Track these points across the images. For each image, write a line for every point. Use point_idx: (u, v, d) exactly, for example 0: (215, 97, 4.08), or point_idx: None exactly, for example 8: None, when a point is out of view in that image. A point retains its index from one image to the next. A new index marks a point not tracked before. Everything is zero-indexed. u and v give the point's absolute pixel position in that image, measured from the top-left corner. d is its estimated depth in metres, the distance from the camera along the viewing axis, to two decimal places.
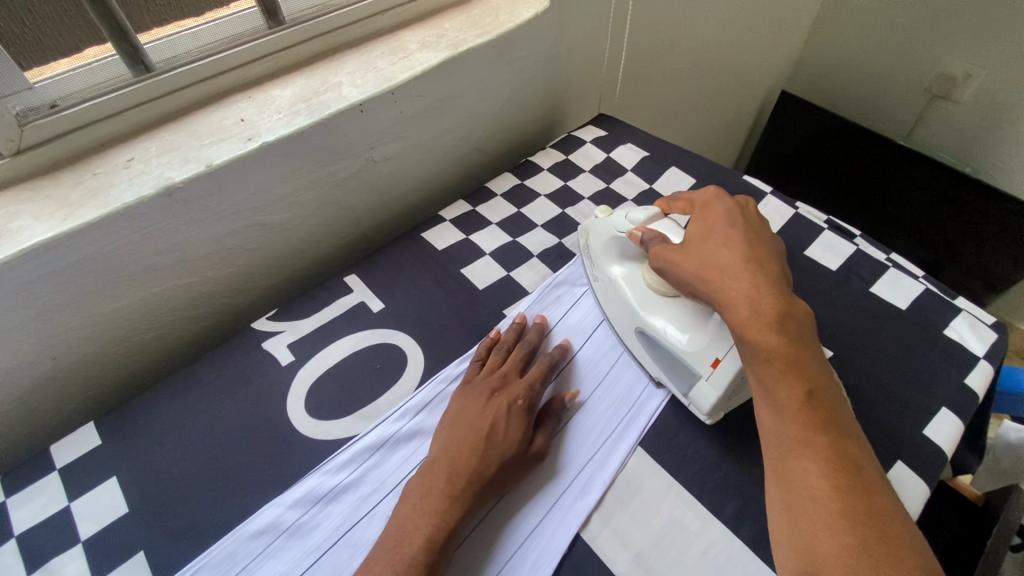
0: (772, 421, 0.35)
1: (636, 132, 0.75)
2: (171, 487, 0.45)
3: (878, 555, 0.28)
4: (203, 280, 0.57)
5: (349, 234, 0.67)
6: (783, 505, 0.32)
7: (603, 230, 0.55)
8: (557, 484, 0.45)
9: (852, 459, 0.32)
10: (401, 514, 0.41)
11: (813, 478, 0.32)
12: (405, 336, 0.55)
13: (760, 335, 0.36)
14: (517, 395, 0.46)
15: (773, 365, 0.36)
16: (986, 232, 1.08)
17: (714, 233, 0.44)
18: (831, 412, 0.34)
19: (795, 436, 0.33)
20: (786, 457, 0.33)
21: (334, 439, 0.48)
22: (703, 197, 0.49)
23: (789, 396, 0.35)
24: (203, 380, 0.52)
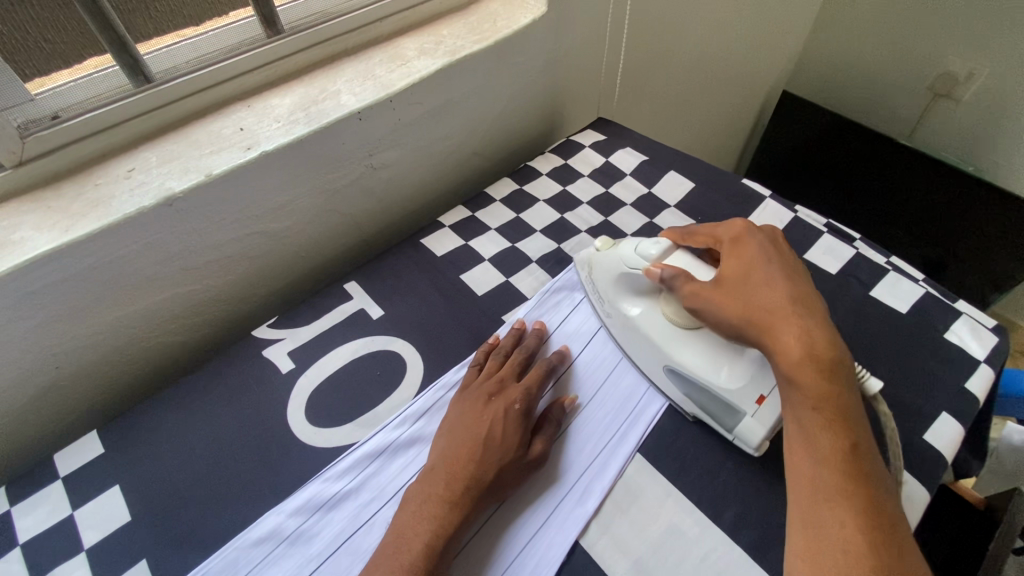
0: (811, 466, 0.35)
1: (635, 136, 0.75)
2: (173, 495, 0.45)
3: None
4: (204, 288, 0.57)
5: (349, 240, 0.68)
6: (809, 552, 0.32)
7: (609, 266, 0.52)
8: (556, 489, 0.46)
9: (885, 516, 0.33)
10: (401, 520, 0.41)
11: (847, 530, 0.32)
12: (404, 343, 0.55)
13: (811, 380, 0.36)
14: (515, 399, 0.46)
15: (820, 412, 0.36)
16: (988, 232, 1.08)
17: (756, 269, 0.43)
18: (868, 464, 0.35)
19: (832, 485, 0.34)
20: (821, 501, 0.33)
21: (334, 447, 0.48)
22: (734, 229, 0.48)
23: (830, 444, 0.35)
24: (204, 388, 0.52)
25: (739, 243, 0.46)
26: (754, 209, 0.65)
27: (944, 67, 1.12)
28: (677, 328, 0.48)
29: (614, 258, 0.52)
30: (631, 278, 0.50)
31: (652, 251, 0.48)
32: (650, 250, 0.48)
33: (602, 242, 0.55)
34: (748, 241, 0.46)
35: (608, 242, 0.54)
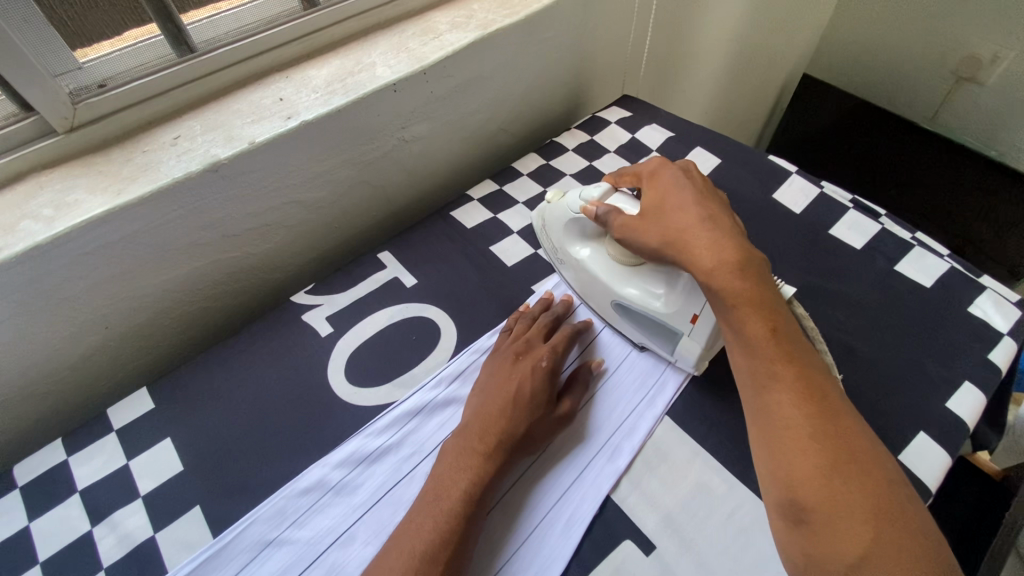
0: (747, 358, 0.38)
1: (661, 113, 0.76)
2: (222, 447, 0.48)
3: (844, 475, 0.32)
4: (244, 255, 0.59)
5: (380, 213, 0.69)
6: (764, 441, 0.36)
7: (553, 212, 0.55)
8: (586, 449, 0.47)
9: (816, 385, 0.36)
10: (439, 472, 0.43)
11: (786, 408, 0.35)
12: (437, 310, 0.57)
13: (727, 281, 0.39)
14: (541, 357, 0.48)
15: (746, 308, 0.38)
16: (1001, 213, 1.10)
17: (672, 200, 0.45)
18: (791, 340, 0.38)
19: (768, 372, 0.37)
20: (762, 388, 0.37)
21: (373, 405, 0.50)
22: (660, 168, 0.49)
23: (758, 334, 0.38)
24: (246, 349, 0.54)
25: (657, 180, 0.48)
26: (780, 184, 0.66)
27: (968, 50, 1.11)
28: (619, 265, 0.51)
29: (558, 205, 0.55)
30: (573, 221, 0.53)
31: (591, 194, 0.51)
32: (588, 193, 0.51)
33: (552, 192, 0.57)
34: (662, 180, 0.48)
35: (556, 191, 0.57)
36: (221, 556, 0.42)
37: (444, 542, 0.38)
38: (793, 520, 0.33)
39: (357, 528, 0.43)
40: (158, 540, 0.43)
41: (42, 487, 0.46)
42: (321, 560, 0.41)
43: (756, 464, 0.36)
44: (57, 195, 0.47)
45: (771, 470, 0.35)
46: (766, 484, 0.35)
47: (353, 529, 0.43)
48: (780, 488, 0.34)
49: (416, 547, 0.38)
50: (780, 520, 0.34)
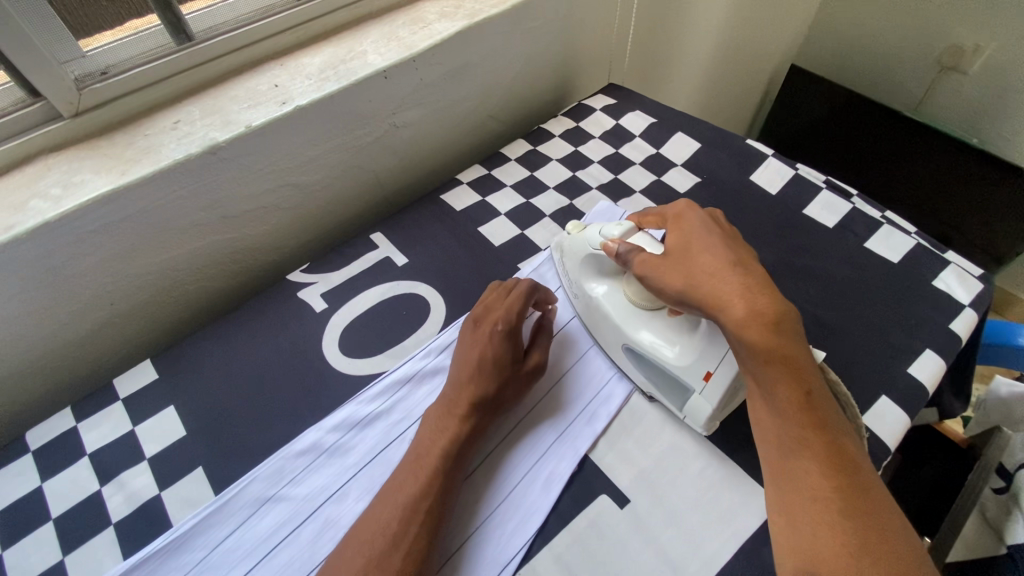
0: (776, 421, 0.38)
1: (644, 99, 0.78)
2: (223, 414, 0.50)
3: (869, 553, 0.33)
4: (241, 236, 0.61)
5: (373, 196, 0.71)
6: (784, 505, 0.37)
7: (574, 243, 0.55)
8: (565, 413, 0.50)
9: (847, 457, 0.37)
10: (418, 443, 0.45)
11: (813, 477, 0.36)
12: (426, 287, 0.59)
13: (761, 337, 0.37)
14: (498, 321, 0.50)
15: (782, 372, 0.38)
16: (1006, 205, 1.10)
17: (698, 243, 0.44)
18: (825, 411, 0.38)
19: (797, 440, 0.37)
20: (789, 454, 0.37)
21: (366, 375, 0.53)
22: (684, 208, 0.48)
23: (790, 400, 0.38)
24: (244, 324, 0.57)
25: (682, 222, 0.47)
26: (758, 166, 0.69)
27: (951, 40, 1.13)
28: (636, 307, 0.50)
29: (579, 236, 0.54)
30: (593, 256, 0.53)
31: (614, 230, 0.51)
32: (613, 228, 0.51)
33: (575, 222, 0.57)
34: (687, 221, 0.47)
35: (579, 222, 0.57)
36: (222, 512, 0.44)
37: (426, 502, 0.41)
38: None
39: (350, 485, 0.46)
40: (163, 497, 0.46)
41: (53, 451, 0.49)
42: (316, 515, 0.44)
43: (773, 530, 0.37)
44: (63, 176, 0.50)
45: (792, 539, 0.35)
46: (782, 550, 0.36)
47: (346, 488, 0.46)
48: (800, 557, 0.34)
49: (396, 507, 0.41)
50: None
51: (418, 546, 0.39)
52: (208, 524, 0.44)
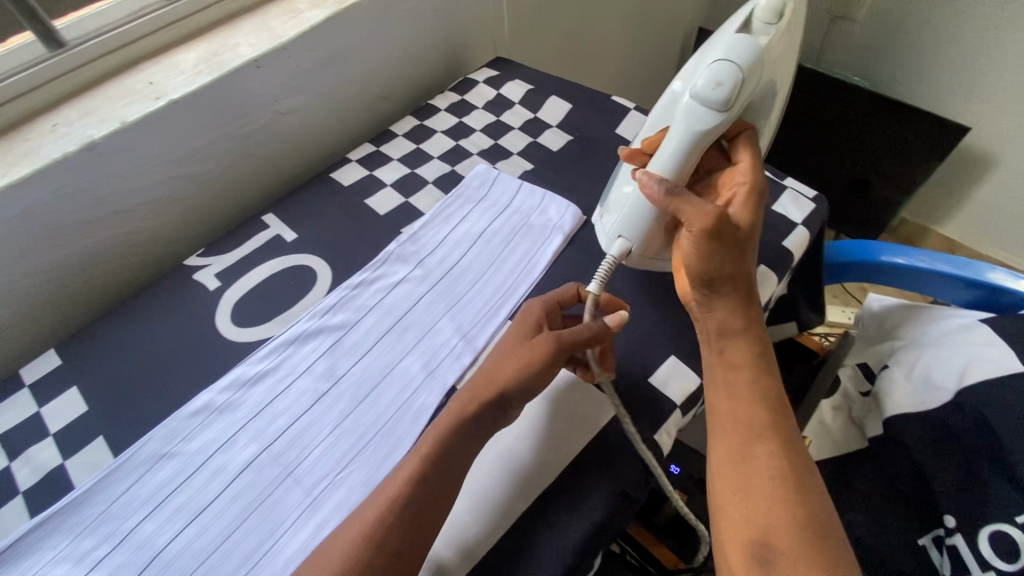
0: (748, 404, 0.43)
1: (524, 69, 0.83)
2: (122, 388, 0.55)
3: (811, 528, 0.37)
4: (138, 227, 0.65)
5: (270, 182, 0.75)
6: (743, 482, 0.40)
7: (721, 37, 0.49)
8: (437, 354, 0.55)
9: (796, 445, 0.42)
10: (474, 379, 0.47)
11: (773, 460, 0.40)
12: (314, 259, 0.64)
13: (750, 326, 0.46)
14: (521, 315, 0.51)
15: (756, 362, 0.45)
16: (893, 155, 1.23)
17: (747, 252, 0.46)
18: (782, 406, 0.43)
19: (762, 428, 0.42)
20: (754, 439, 0.41)
21: (255, 340, 0.57)
22: (759, 215, 0.47)
23: (762, 390, 0.43)
24: (142, 307, 0.60)
25: (753, 232, 0.47)
26: (623, 120, 0.74)
27: None
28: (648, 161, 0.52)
29: (721, 59, 0.47)
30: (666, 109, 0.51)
31: (722, 74, 0.46)
32: (723, 65, 0.47)
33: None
34: (753, 214, 0.47)
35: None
36: (121, 470, 0.49)
37: (452, 445, 0.43)
38: (757, 557, 0.37)
39: (238, 436, 0.50)
40: (67, 465, 0.50)
41: None
42: (206, 464, 0.49)
43: (728, 507, 0.40)
44: None
45: (751, 516, 0.39)
46: (736, 522, 0.39)
47: (235, 437, 0.50)
48: (755, 528, 0.38)
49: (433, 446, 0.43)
50: (742, 553, 0.38)
51: (442, 477, 0.42)
52: (108, 482, 0.48)
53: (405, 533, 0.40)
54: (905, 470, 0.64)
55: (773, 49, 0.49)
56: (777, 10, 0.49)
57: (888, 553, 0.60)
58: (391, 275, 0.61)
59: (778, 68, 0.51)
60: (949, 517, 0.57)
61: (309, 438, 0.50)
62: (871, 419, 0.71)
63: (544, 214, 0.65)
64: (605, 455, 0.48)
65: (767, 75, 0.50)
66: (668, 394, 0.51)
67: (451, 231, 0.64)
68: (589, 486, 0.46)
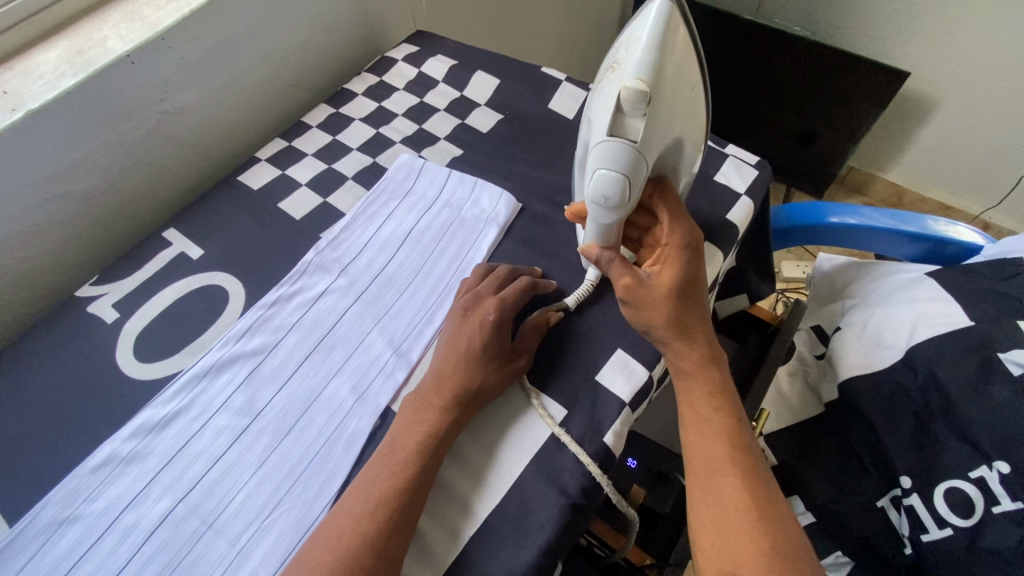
0: (707, 437, 0.43)
1: (445, 42, 0.76)
2: (13, 448, 0.48)
3: (777, 557, 0.37)
4: (18, 260, 0.57)
5: (174, 192, 0.67)
6: (709, 513, 0.40)
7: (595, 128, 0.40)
8: (368, 372, 0.50)
9: (760, 478, 0.41)
10: (430, 384, 0.46)
11: (735, 490, 0.40)
12: (225, 276, 0.57)
13: (704, 362, 0.46)
14: (489, 310, 0.48)
15: (712, 401, 0.44)
16: (840, 110, 1.23)
17: (690, 302, 0.46)
18: (743, 439, 0.43)
19: (723, 459, 0.41)
20: (716, 470, 0.41)
21: (163, 375, 0.51)
22: (694, 265, 0.46)
23: (720, 423, 0.43)
24: (30, 351, 0.53)
25: (693, 282, 0.46)
26: (555, 93, 0.69)
27: None
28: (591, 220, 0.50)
29: (596, 176, 0.40)
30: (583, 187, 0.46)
31: (607, 189, 0.40)
32: (608, 175, 0.40)
33: (637, 84, 0.37)
34: (682, 266, 0.45)
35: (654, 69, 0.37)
36: (16, 544, 0.43)
37: (420, 478, 0.42)
38: None
39: (149, 488, 0.45)
40: None
41: None
42: (115, 524, 0.44)
43: (698, 539, 0.40)
44: None
45: (719, 546, 0.38)
46: (706, 553, 0.39)
47: (146, 490, 0.45)
48: (724, 560, 0.38)
49: (411, 459, 0.42)
50: None
51: (423, 483, 0.42)
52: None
53: (392, 548, 0.39)
54: (861, 433, 0.63)
55: (663, 122, 0.39)
56: (644, 91, 0.37)
57: (849, 515, 0.61)
58: (313, 287, 0.56)
59: (682, 116, 0.41)
60: (905, 478, 0.57)
61: (230, 482, 0.45)
62: (827, 381, 0.70)
63: (476, 205, 0.60)
64: (551, 465, 0.45)
65: (670, 135, 0.41)
66: (615, 391, 0.48)
67: (377, 233, 0.59)
68: (537, 502, 0.43)
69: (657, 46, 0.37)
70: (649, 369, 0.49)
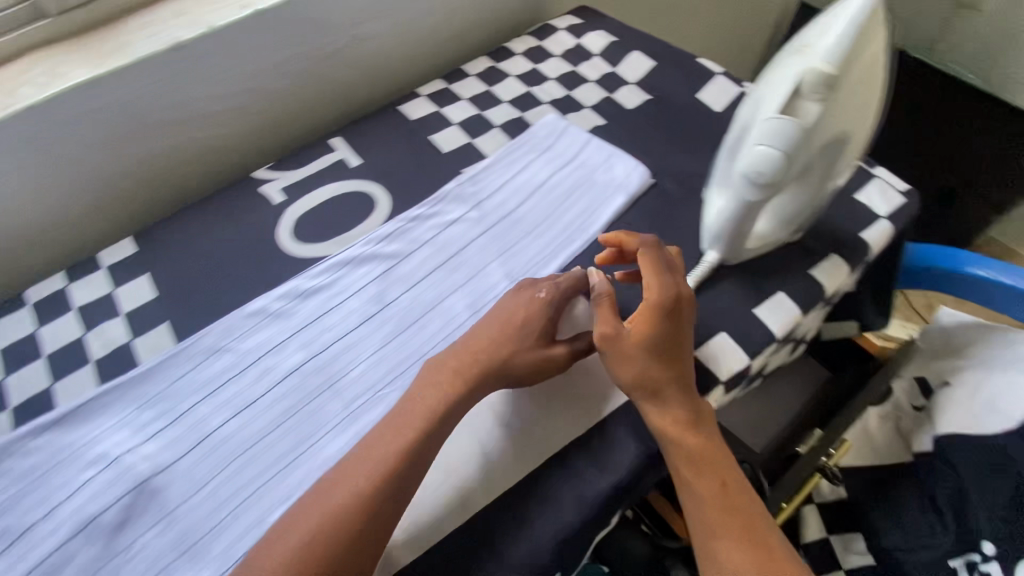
0: (703, 502, 0.42)
1: (608, 20, 0.79)
2: (186, 285, 0.57)
3: None
4: (214, 135, 0.67)
5: (341, 109, 0.75)
6: None
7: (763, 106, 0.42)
8: (485, 295, 0.55)
9: (755, 529, 0.41)
10: (432, 368, 0.46)
11: (735, 553, 0.40)
12: (374, 187, 0.64)
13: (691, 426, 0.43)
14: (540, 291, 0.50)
15: (696, 465, 0.43)
16: (992, 175, 1.07)
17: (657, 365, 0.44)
18: (731, 490, 0.43)
19: (720, 522, 0.41)
20: (716, 536, 0.41)
21: (312, 257, 0.59)
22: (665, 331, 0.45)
23: (714, 485, 0.42)
24: (210, 212, 0.63)
25: (657, 347, 0.44)
26: (706, 85, 0.70)
27: None
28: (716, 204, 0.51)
29: (753, 150, 0.42)
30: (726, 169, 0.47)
31: (762, 165, 0.41)
32: (766, 152, 0.41)
33: (824, 67, 0.38)
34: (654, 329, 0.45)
35: (843, 57, 0.38)
36: (181, 356, 0.52)
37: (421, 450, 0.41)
38: None
39: (288, 342, 0.53)
40: (134, 344, 0.54)
41: (50, 303, 0.58)
42: (257, 362, 0.52)
43: None
44: (49, 66, 0.56)
45: None
46: None
47: (285, 343, 0.53)
48: None
49: (401, 437, 0.41)
50: None
51: (423, 455, 0.42)
52: (167, 364, 0.52)
53: (375, 522, 0.38)
54: (947, 490, 0.61)
55: (836, 113, 0.40)
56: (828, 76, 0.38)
57: (913, 568, 0.58)
58: (448, 212, 0.61)
59: (854, 114, 0.42)
60: (989, 545, 0.56)
61: (352, 356, 0.51)
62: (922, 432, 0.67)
63: (609, 172, 0.62)
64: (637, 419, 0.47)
65: (837, 129, 0.42)
66: (713, 370, 0.49)
67: (512, 177, 0.63)
68: (617, 446, 0.46)
69: (854, 35, 0.38)
70: (750, 359, 0.50)
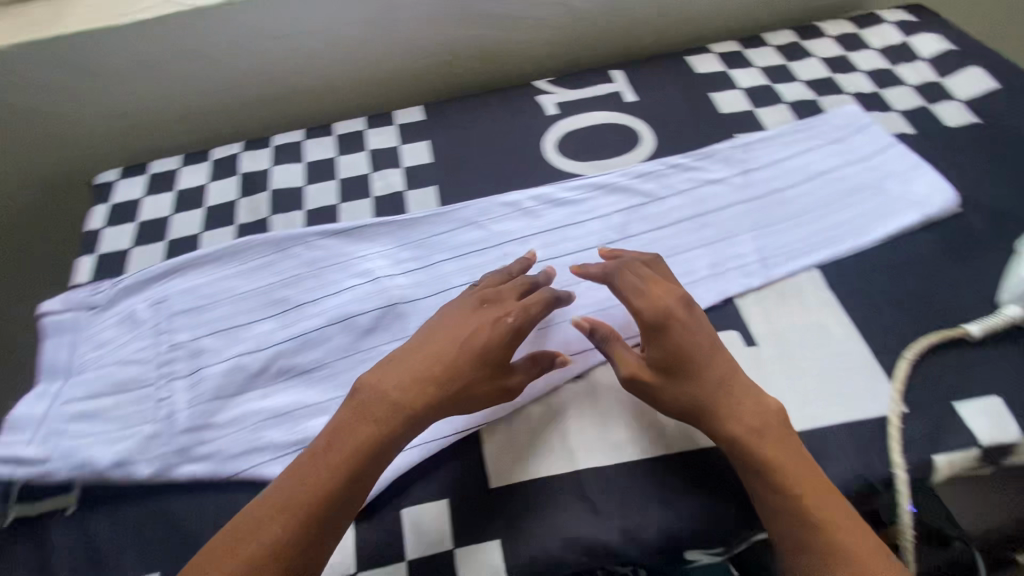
0: (783, 518, 0.38)
1: (948, 26, 0.70)
2: (457, 160, 0.64)
3: None
4: (514, 39, 0.72)
5: (626, 46, 0.76)
6: None
7: None
8: (729, 262, 0.53)
9: (858, 555, 0.36)
10: (365, 396, 0.40)
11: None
12: (643, 126, 0.65)
13: (756, 430, 0.40)
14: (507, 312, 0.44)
15: (767, 476, 0.38)
16: None
17: (678, 393, 0.41)
18: (820, 508, 0.37)
19: (810, 540, 0.37)
20: (804, 555, 0.37)
21: (570, 171, 0.62)
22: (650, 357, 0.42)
23: (797, 500, 0.38)
24: (491, 105, 0.69)
25: (667, 374, 0.41)
26: None
27: None
28: None
29: None
30: None
31: None
32: None
33: None
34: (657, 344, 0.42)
35: None
36: (441, 217, 0.59)
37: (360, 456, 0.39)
38: None
39: (531, 238, 0.57)
40: (407, 193, 0.62)
41: (351, 139, 0.68)
42: (501, 245, 0.56)
43: None
44: None
45: None
46: None
47: (528, 237, 0.57)
48: None
49: (356, 433, 0.39)
50: None
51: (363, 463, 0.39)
52: (429, 220, 0.59)
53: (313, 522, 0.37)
54: None
55: None
56: None
57: None
58: (711, 171, 0.60)
59: None
60: None
61: None
62: None
63: (905, 184, 0.56)
64: (866, 441, 0.43)
65: None
66: (974, 428, 0.43)
67: (788, 158, 0.60)
68: (835, 457, 0.43)
69: None
70: None
